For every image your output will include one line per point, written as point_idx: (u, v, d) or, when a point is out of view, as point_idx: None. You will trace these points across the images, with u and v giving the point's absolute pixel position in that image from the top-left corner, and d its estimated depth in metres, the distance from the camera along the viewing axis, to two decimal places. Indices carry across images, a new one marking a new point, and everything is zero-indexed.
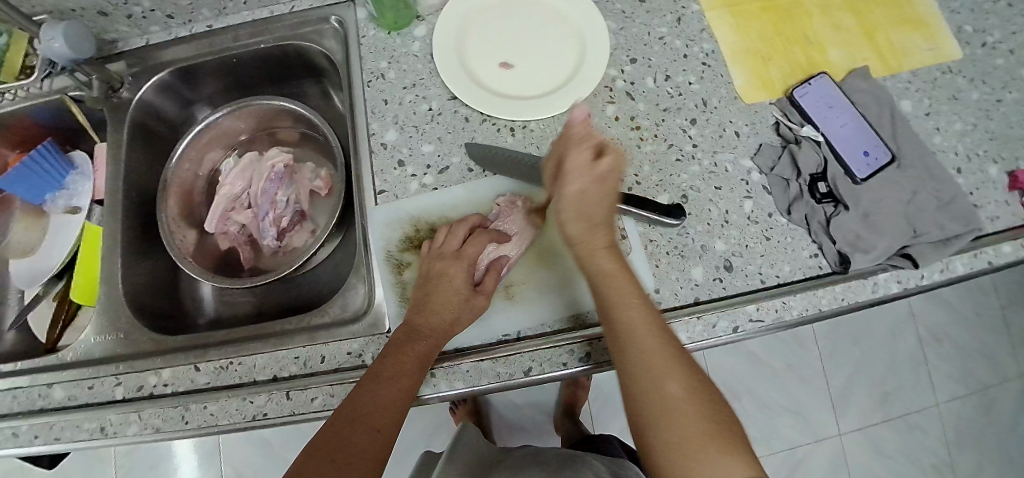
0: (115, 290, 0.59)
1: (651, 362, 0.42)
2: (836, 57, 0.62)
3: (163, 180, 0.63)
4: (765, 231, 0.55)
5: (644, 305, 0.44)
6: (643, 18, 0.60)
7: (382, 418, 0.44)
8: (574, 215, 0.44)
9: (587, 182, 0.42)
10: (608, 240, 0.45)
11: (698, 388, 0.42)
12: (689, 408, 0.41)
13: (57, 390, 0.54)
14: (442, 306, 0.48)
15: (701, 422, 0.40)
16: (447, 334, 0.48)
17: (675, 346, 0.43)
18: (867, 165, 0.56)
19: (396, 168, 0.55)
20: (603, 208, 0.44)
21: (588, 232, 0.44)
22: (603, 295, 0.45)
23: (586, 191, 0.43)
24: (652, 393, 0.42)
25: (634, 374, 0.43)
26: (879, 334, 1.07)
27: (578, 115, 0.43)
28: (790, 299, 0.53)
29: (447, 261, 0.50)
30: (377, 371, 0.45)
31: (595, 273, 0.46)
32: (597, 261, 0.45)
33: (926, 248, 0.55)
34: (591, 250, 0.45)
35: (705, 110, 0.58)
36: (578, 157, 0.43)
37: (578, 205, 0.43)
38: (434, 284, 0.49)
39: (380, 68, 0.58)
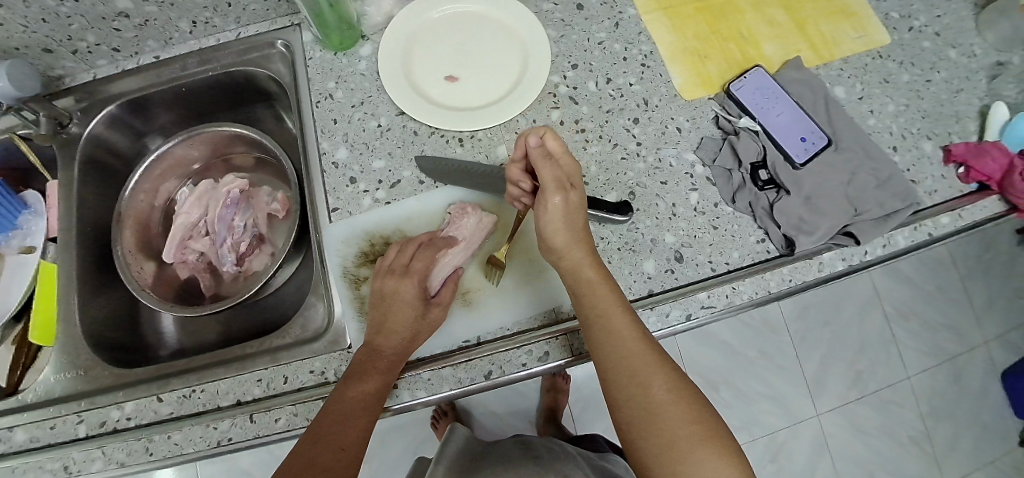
0: (74, 327, 0.58)
1: (635, 367, 0.44)
2: (771, 51, 0.64)
3: (116, 212, 0.63)
4: (712, 221, 0.57)
5: (626, 312, 0.46)
6: (582, 25, 0.62)
7: (347, 439, 0.44)
8: (555, 227, 0.45)
9: (564, 194, 0.44)
10: (586, 250, 0.47)
11: (682, 390, 0.43)
12: (676, 409, 0.42)
13: (18, 432, 0.53)
14: (398, 324, 0.49)
15: (687, 422, 0.42)
16: (406, 350, 0.48)
17: (657, 350, 0.45)
18: (805, 150, 0.59)
19: (349, 185, 0.55)
20: (579, 216, 0.46)
21: (570, 243, 0.46)
22: (586, 304, 0.46)
23: (567, 204, 0.45)
24: (638, 397, 0.43)
25: (620, 380, 0.44)
26: (848, 313, 1.10)
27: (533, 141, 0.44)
28: (740, 284, 0.54)
29: (397, 279, 0.50)
30: (342, 392, 0.46)
31: (575, 283, 0.47)
32: (578, 272, 0.47)
33: (868, 225, 0.58)
34: (572, 260, 0.47)
35: (647, 109, 0.59)
36: (547, 172, 0.43)
37: (560, 218, 0.45)
38: (389, 304, 0.50)
39: (328, 88, 0.59)
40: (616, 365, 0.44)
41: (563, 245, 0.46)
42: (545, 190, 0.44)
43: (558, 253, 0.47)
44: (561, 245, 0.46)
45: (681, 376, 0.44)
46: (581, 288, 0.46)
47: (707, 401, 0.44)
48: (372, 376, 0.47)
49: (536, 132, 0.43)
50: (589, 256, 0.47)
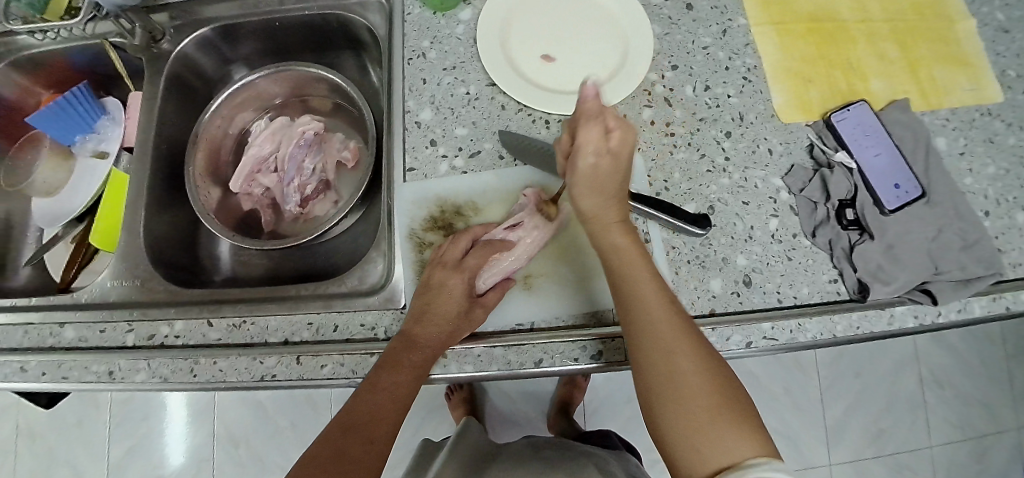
0: (137, 237, 0.59)
1: (659, 335, 0.41)
2: (878, 87, 0.61)
3: (193, 132, 0.63)
4: (787, 251, 0.55)
5: (654, 277, 0.43)
6: (688, 26, 0.60)
7: (373, 429, 0.45)
8: (589, 191, 0.42)
9: (602, 155, 0.40)
10: (620, 215, 0.44)
11: (708, 362, 0.40)
12: (700, 381, 0.39)
13: (68, 330, 0.54)
14: (441, 320, 0.48)
15: (712, 396, 0.39)
16: (445, 346, 0.47)
17: (685, 320, 0.42)
18: (896, 197, 0.56)
19: (428, 147, 0.55)
20: (616, 181, 0.42)
21: (601, 206, 0.43)
22: (615, 269, 0.44)
23: (602, 167, 0.40)
24: (666, 371, 0.40)
25: (648, 352, 0.41)
26: (880, 370, 1.07)
27: (588, 92, 0.39)
28: (805, 321, 0.53)
29: (447, 272, 0.50)
30: (374, 380, 0.46)
31: (607, 249, 0.44)
32: (610, 236, 0.44)
33: (947, 286, 0.54)
34: (603, 224, 0.44)
35: (741, 125, 0.58)
36: (589, 134, 0.39)
37: (591, 182, 0.41)
38: (434, 294, 0.49)
39: (422, 47, 0.58)
40: (641, 331, 0.42)
41: (596, 211, 0.43)
42: (579, 150, 0.40)
43: (588, 217, 0.44)
44: (595, 211, 0.43)
45: (708, 348, 0.41)
46: (610, 251, 0.44)
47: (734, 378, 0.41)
48: (405, 369, 0.45)
49: (592, 84, 0.38)
50: (624, 223, 0.44)
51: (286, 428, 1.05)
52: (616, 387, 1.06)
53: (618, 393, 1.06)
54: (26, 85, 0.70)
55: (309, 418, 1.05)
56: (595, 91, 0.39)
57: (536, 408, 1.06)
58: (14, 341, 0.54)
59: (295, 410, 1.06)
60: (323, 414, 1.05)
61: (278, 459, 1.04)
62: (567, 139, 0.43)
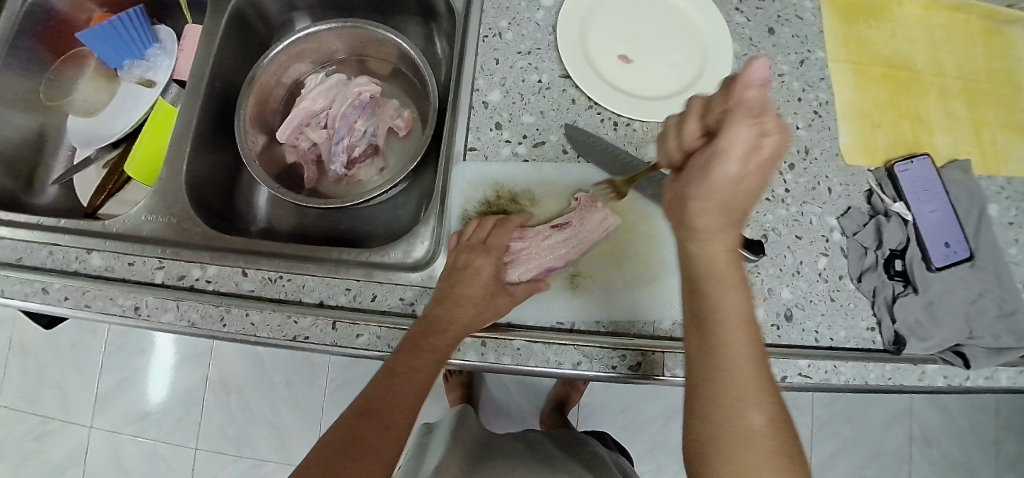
0: (177, 174, 0.57)
1: (736, 388, 0.36)
2: (942, 143, 0.60)
3: (248, 76, 0.61)
4: (832, 292, 0.54)
5: (750, 327, 0.38)
6: (767, 51, 0.60)
7: (394, 414, 0.43)
8: (709, 203, 0.37)
9: (747, 162, 0.35)
10: (733, 243, 0.38)
11: (781, 426, 0.36)
12: (768, 449, 0.35)
13: (95, 257, 0.52)
14: (467, 299, 0.47)
15: (777, 467, 0.35)
16: (470, 328, 0.47)
17: (766, 377, 0.37)
18: (945, 255, 0.55)
19: (492, 130, 0.54)
20: (743, 202, 0.37)
21: (716, 227, 0.38)
22: (707, 307, 0.38)
23: (741, 178, 0.36)
24: (726, 418, 0.36)
25: (717, 399, 0.36)
26: (872, 419, 1.08)
27: (755, 77, 0.32)
28: (841, 364, 0.52)
29: (474, 253, 0.49)
30: (394, 365, 0.45)
31: (705, 274, 0.39)
32: (712, 262, 0.38)
33: (979, 352, 0.53)
34: (710, 249, 0.38)
35: (805, 159, 0.57)
36: (738, 135, 0.33)
37: (719, 191, 0.36)
38: (462, 275, 0.48)
39: (498, 26, 0.57)
40: (720, 383, 0.37)
41: (711, 231, 0.38)
42: (718, 152, 0.34)
43: (696, 234, 0.38)
44: (708, 229, 0.38)
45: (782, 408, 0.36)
46: (707, 281, 0.38)
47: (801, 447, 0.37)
48: (424, 354, 0.44)
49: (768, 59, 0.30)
50: (732, 250, 0.39)
51: (281, 385, 1.04)
52: (614, 396, 1.06)
53: (617, 402, 1.06)
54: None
55: (304, 378, 1.04)
56: (764, 78, 0.32)
57: (532, 403, 1.06)
58: (37, 260, 0.53)
59: (292, 369, 1.05)
60: (319, 376, 1.04)
61: (269, 414, 1.03)
62: (700, 134, 0.37)
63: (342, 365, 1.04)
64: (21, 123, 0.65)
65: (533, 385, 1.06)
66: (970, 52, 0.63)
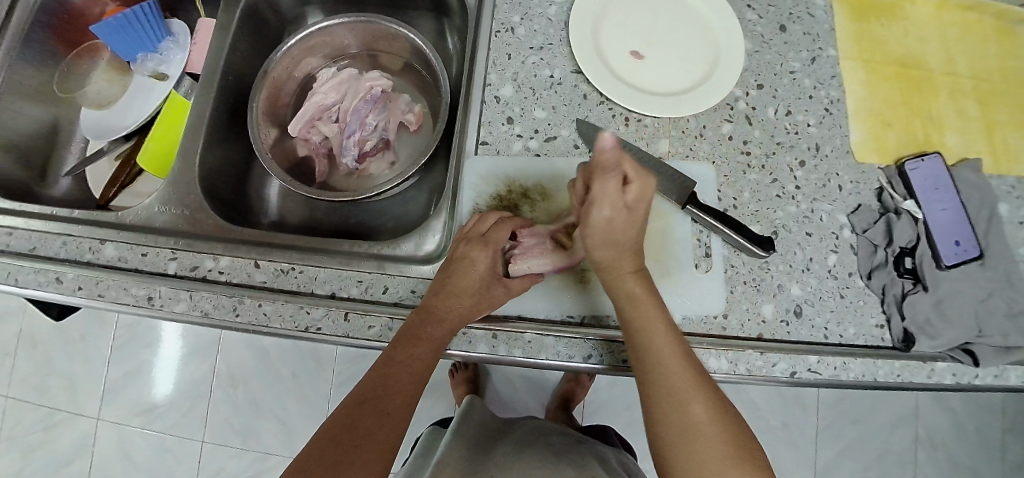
0: (190, 166, 0.57)
1: (671, 390, 0.40)
2: (953, 141, 0.60)
3: (261, 70, 0.62)
4: (842, 289, 0.54)
5: (672, 335, 0.42)
6: (779, 48, 0.60)
7: (393, 402, 0.43)
8: (602, 241, 0.43)
9: (616, 205, 0.41)
10: (637, 265, 0.43)
11: (721, 415, 0.40)
12: (712, 435, 0.39)
13: (108, 248, 0.52)
14: (463, 290, 0.47)
15: (723, 448, 0.39)
16: (467, 318, 0.47)
17: (700, 372, 0.41)
18: (955, 253, 0.55)
19: (504, 124, 0.54)
20: (631, 235, 0.43)
21: (615, 257, 0.43)
22: (628, 323, 0.43)
23: (615, 219, 0.42)
24: (674, 416, 0.40)
25: (659, 403, 0.41)
26: (877, 419, 1.08)
27: (606, 142, 0.41)
28: (851, 361, 0.52)
29: (472, 245, 0.49)
30: (392, 355, 0.44)
31: (620, 295, 0.43)
32: (624, 284, 0.43)
33: (988, 351, 0.53)
34: (619, 273, 0.43)
35: (816, 156, 0.57)
36: (605, 186, 0.41)
37: (604, 233, 0.42)
38: (458, 266, 0.48)
39: (511, 21, 0.57)
40: (657, 388, 0.41)
41: (612, 264, 0.43)
42: (595, 203, 0.42)
43: (604, 267, 0.44)
44: (609, 262, 0.43)
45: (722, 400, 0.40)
46: (622, 301, 0.43)
47: (746, 428, 0.41)
48: (422, 343, 0.45)
49: (609, 134, 0.40)
50: (637, 273, 0.43)
51: (287, 379, 1.05)
52: (619, 394, 1.06)
53: (621, 400, 1.06)
54: None
55: (310, 372, 1.05)
56: (613, 142, 0.40)
57: (537, 400, 1.06)
58: (50, 251, 0.53)
59: (299, 363, 1.05)
60: (325, 370, 1.05)
61: (275, 408, 1.04)
62: (583, 188, 0.44)
63: (348, 359, 1.05)
64: (35, 115, 0.65)
65: (538, 381, 1.06)
66: (982, 51, 0.62)
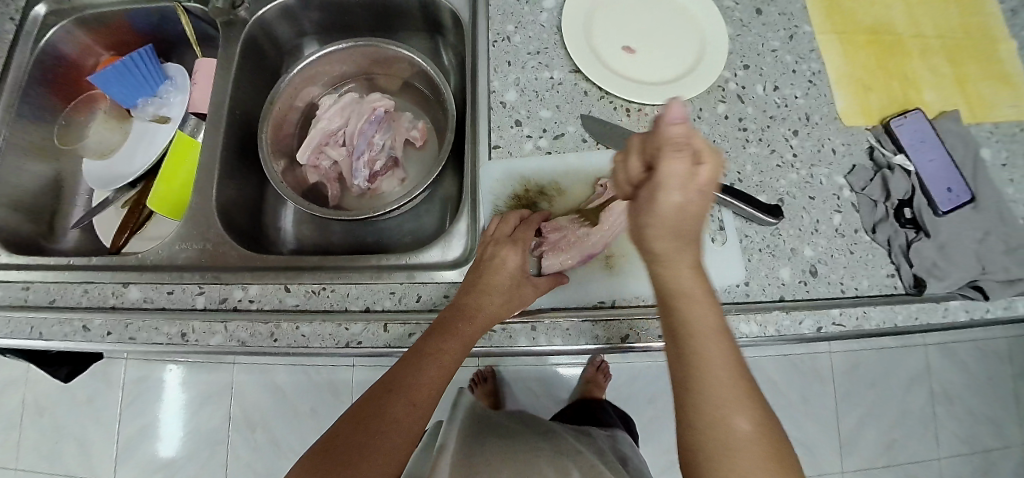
0: (208, 202, 0.58)
1: (718, 395, 0.38)
2: (931, 98, 0.63)
3: (266, 104, 0.63)
4: (850, 245, 0.57)
5: (722, 337, 0.40)
6: (759, 29, 0.63)
7: (420, 394, 0.44)
8: (665, 232, 0.39)
9: (688, 190, 0.37)
10: (694, 260, 0.40)
11: (766, 428, 0.38)
12: (755, 447, 0.37)
13: (132, 290, 0.52)
14: (494, 288, 0.48)
15: (764, 464, 0.37)
16: (498, 316, 0.47)
17: (746, 380, 0.39)
18: (949, 200, 0.59)
19: (513, 127, 0.56)
20: (695, 224, 0.39)
21: (676, 250, 0.39)
22: (680, 322, 0.40)
23: (684, 206, 0.38)
24: (714, 423, 0.38)
25: (703, 406, 0.38)
26: (891, 379, 1.11)
27: (673, 116, 0.36)
28: (870, 310, 0.54)
29: (501, 245, 0.50)
30: (421, 347, 0.45)
31: (673, 293, 0.40)
32: (678, 280, 0.40)
33: (995, 285, 0.56)
34: (675, 268, 0.40)
35: (807, 124, 0.60)
36: (673, 167, 0.37)
37: (671, 220, 0.38)
38: (488, 265, 0.49)
39: (506, 30, 0.59)
40: (702, 391, 0.38)
41: (672, 255, 0.39)
42: (662, 184, 0.37)
43: (659, 259, 0.40)
44: (668, 254, 0.39)
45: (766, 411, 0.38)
46: (676, 299, 0.40)
47: (785, 441, 0.39)
48: (453, 338, 0.45)
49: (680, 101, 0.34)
50: (696, 269, 0.40)
51: (307, 416, 1.03)
52: (641, 388, 1.07)
53: (644, 394, 1.07)
54: (88, 45, 0.68)
55: (329, 404, 1.03)
56: (681, 117, 0.36)
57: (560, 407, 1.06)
58: (71, 301, 0.52)
59: (318, 398, 1.04)
60: (345, 401, 1.03)
61: (298, 446, 1.02)
62: (644, 167, 0.39)
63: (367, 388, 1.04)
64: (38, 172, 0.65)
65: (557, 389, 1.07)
66: (944, 13, 0.67)
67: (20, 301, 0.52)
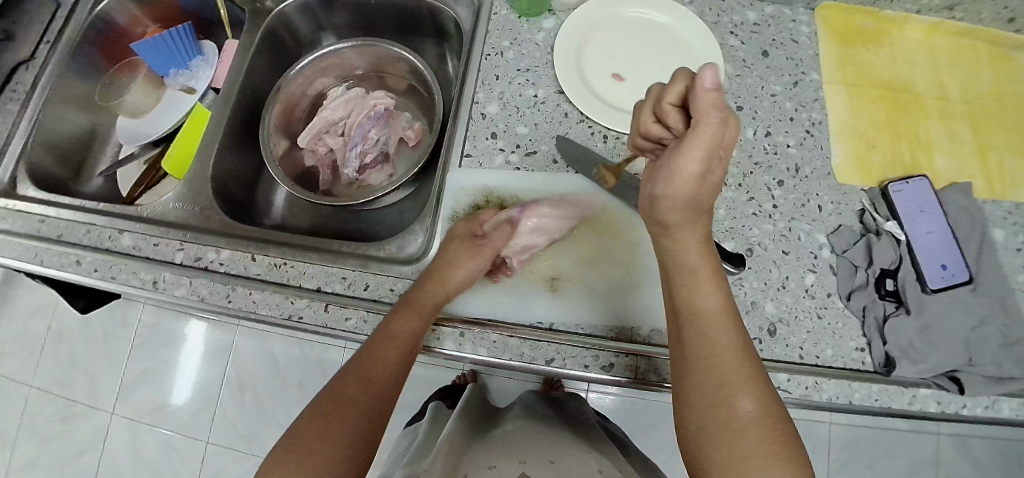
0: (206, 169, 0.63)
1: (722, 372, 0.39)
2: (943, 165, 0.59)
3: (276, 87, 0.68)
4: (819, 309, 0.54)
5: (727, 316, 0.41)
6: (761, 72, 0.61)
7: (379, 372, 0.45)
8: (680, 205, 0.40)
9: (709, 159, 0.37)
10: (701, 239, 0.42)
11: (768, 410, 0.38)
12: (758, 428, 0.37)
13: (125, 237, 0.57)
14: (450, 258, 0.51)
15: (768, 442, 0.37)
16: (452, 286, 0.50)
17: (751, 362, 0.40)
18: (941, 277, 0.54)
19: (488, 139, 0.57)
20: (710, 194, 0.41)
21: (688, 223, 0.41)
22: (685, 299, 0.42)
23: (705, 175, 0.38)
24: (716, 401, 0.38)
25: (705, 384, 0.39)
26: (894, 464, 1.03)
27: (707, 82, 0.34)
28: (823, 382, 0.51)
29: (461, 224, 0.54)
30: (383, 328, 0.47)
31: (679, 267, 0.43)
32: (686, 258, 0.42)
33: (979, 379, 0.52)
34: (683, 243, 0.42)
35: (796, 177, 0.58)
36: (700, 136, 0.35)
37: (688, 188, 0.39)
38: (447, 244, 0.53)
39: (501, 45, 0.61)
40: (704, 368, 0.40)
41: (682, 229, 0.42)
42: (684, 153, 0.37)
43: (670, 233, 0.42)
44: (680, 226, 0.41)
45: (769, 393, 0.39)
46: (683, 276, 0.42)
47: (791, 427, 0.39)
48: (411, 312, 0.47)
49: (715, 68, 0.33)
50: (704, 247, 0.42)
51: (294, 386, 1.08)
52: None
53: None
54: (139, 16, 0.76)
55: (314, 379, 1.08)
56: (712, 84, 0.33)
57: None
58: (74, 238, 0.58)
59: (305, 371, 1.09)
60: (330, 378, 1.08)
61: (280, 413, 1.08)
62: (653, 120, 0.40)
63: None
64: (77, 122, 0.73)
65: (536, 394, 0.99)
66: (975, 78, 0.62)
67: (34, 231, 0.58)
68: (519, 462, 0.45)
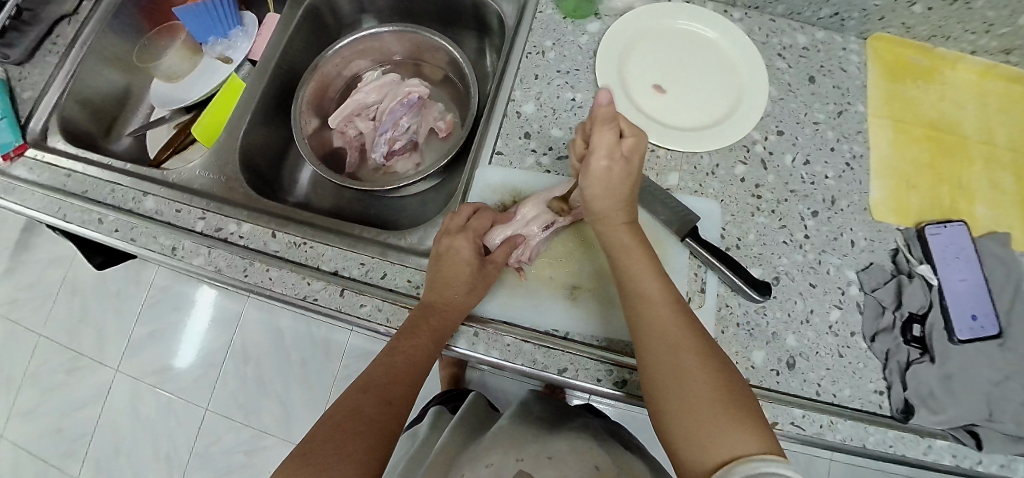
0: (235, 140, 0.63)
1: (665, 335, 0.41)
2: (983, 213, 0.57)
3: (312, 65, 0.67)
4: (841, 347, 0.53)
5: (663, 285, 0.44)
6: (806, 97, 0.60)
7: (394, 390, 0.44)
8: (602, 190, 0.44)
9: (613, 154, 0.42)
10: (630, 218, 0.46)
11: (716, 363, 0.39)
12: (705, 379, 0.38)
13: (149, 200, 0.57)
14: (454, 279, 0.48)
15: (717, 391, 0.37)
16: (464, 305, 0.48)
17: (693, 323, 0.42)
18: (970, 328, 0.53)
19: (521, 138, 0.57)
20: (627, 187, 0.44)
21: (614, 208, 0.45)
22: (625, 276, 0.45)
23: (614, 168, 0.43)
24: (665, 363, 0.39)
25: (652, 349, 0.41)
26: None
27: (604, 99, 0.39)
28: (839, 421, 0.50)
29: (453, 236, 0.50)
30: (394, 345, 0.47)
31: (613, 248, 0.46)
32: (618, 236, 0.45)
33: (997, 436, 0.50)
34: (613, 224, 0.46)
35: (831, 209, 0.57)
36: (601, 137, 0.41)
37: (602, 183, 0.43)
38: (444, 259, 0.49)
39: (543, 45, 0.60)
40: (651, 334, 0.41)
41: (608, 214, 0.45)
42: (592, 151, 0.42)
43: (598, 217, 0.46)
44: (607, 212, 0.45)
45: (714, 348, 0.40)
46: (621, 253, 0.45)
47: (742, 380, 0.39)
48: (423, 333, 0.46)
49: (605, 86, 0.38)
50: (632, 225, 0.46)
51: (296, 362, 1.09)
52: None
53: None
54: None
55: (317, 358, 1.09)
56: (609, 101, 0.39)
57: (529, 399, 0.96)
58: (98, 196, 0.58)
59: (309, 348, 1.09)
60: (333, 359, 1.08)
61: (280, 387, 1.08)
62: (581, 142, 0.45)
63: (355, 355, 1.08)
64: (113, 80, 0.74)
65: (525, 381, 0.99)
66: None
67: (59, 185, 0.59)
68: (515, 459, 0.45)
